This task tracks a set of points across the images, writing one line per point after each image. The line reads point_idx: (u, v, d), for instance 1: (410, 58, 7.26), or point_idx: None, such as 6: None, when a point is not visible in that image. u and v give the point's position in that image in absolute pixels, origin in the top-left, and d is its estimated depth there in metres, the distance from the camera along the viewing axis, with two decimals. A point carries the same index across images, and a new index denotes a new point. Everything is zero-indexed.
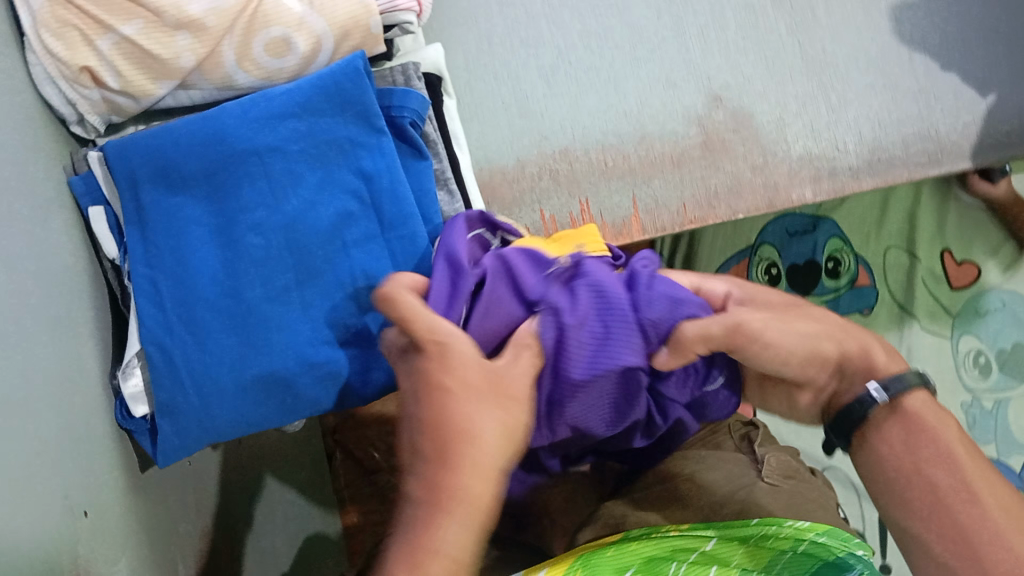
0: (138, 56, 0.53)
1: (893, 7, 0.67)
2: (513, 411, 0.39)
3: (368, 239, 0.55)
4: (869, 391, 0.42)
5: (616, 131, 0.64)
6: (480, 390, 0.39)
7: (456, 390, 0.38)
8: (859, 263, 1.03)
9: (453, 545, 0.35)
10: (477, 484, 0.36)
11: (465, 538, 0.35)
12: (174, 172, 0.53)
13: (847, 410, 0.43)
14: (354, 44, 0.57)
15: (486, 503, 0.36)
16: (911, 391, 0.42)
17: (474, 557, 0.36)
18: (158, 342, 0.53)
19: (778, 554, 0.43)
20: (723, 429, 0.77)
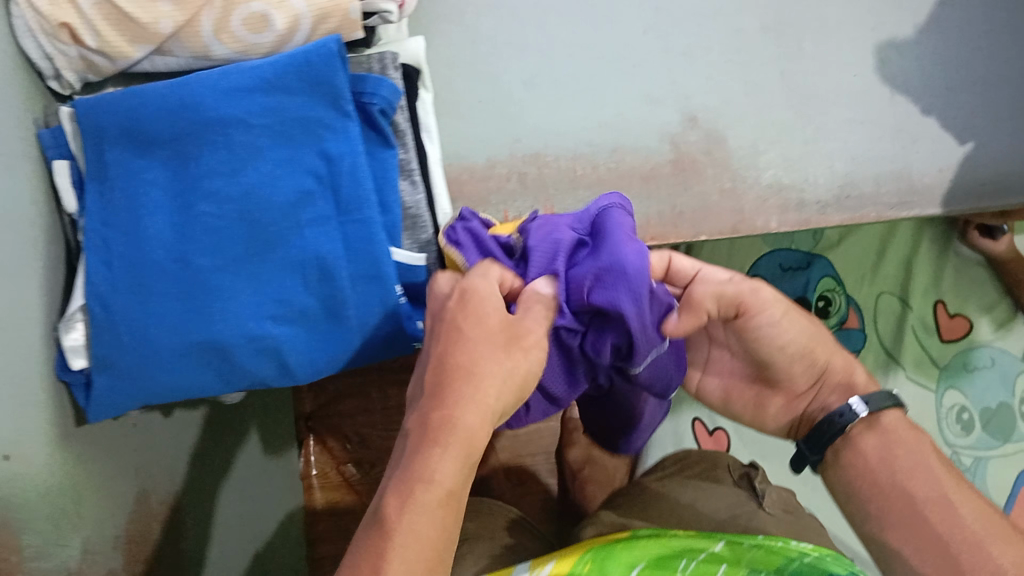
0: (117, 18, 0.54)
1: (878, 44, 0.66)
2: (520, 360, 0.43)
3: (323, 221, 0.56)
4: (851, 405, 0.53)
5: (590, 141, 0.64)
6: (490, 335, 0.43)
7: (468, 334, 0.43)
8: (849, 304, 1.05)
9: (444, 472, 0.40)
10: (472, 422, 0.41)
11: (452, 465, 0.40)
12: (140, 133, 0.54)
13: (824, 426, 0.54)
14: (332, 26, 0.57)
15: (479, 436, 0.41)
16: (888, 410, 0.53)
17: (461, 484, 0.41)
18: (103, 298, 0.54)
19: (787, 561, 0.58)
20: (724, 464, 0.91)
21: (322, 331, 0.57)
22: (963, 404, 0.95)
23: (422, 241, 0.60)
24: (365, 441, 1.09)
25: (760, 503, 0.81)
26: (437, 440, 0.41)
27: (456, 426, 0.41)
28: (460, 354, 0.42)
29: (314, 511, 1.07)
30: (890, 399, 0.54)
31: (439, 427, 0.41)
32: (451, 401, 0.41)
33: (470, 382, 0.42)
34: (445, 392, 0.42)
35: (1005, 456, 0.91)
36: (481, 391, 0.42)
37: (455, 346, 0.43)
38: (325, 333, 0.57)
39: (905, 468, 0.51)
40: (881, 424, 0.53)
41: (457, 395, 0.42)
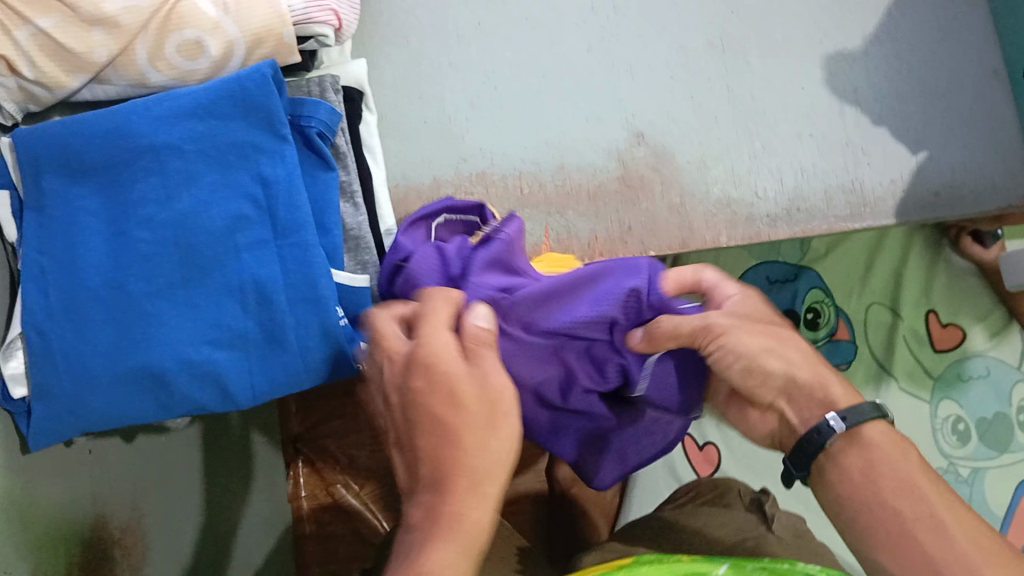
0: (53, 48, 0.54)
1: (826, 56, 0.67)
2: (506, 431, 0.42)
3: (260, 245, 0.56)
4: (829, 421, 0.46)
5: (534, 158, 0.67)
6: (473, 412, 0.41)
7: (448, 418, 0.41)
8: (839, 317, 1.04)
9: (443, 568, 0.39)
10: (474, 515, 0.40)
11: (456, 564, 0.39)
12: (76, 161, 0.55)
13: (802, 444, 0.47)
14: (266, 51, 0.57)
15: (479, 524, 0.40)
16: (868, 422, 0.46)
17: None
18: (38, 326, 0.55)
19: None
20: (733, 491, 0.88)
21: (262, 356, 0.56)
22: (959, 414, 0.93)
23: (364, 262, 0.60)
24: (354, 462, 1.07)
25: (767, 530, 0.77)
26: (441, 536, 0.39)
27: (457, 523, 0.40)
28: (439, 440, 0.41)
29: (304, 534, 1.05)
30: (874, 411, 0.46)
31: (443, 523, 0.40)
32: (454, 500, 0.40)
33: (470, 481, 0.40)
34: (447, 489, 0.40)
35: (1002, 466, 0.89)
36: (480, 483, 0.41)
37: (442, 437, 0.41)
38: (265, 358, 0.56)
39: (892, 487, 0.44)
40: (864, 442, 0.46)
41: (456, 491, 0.40)
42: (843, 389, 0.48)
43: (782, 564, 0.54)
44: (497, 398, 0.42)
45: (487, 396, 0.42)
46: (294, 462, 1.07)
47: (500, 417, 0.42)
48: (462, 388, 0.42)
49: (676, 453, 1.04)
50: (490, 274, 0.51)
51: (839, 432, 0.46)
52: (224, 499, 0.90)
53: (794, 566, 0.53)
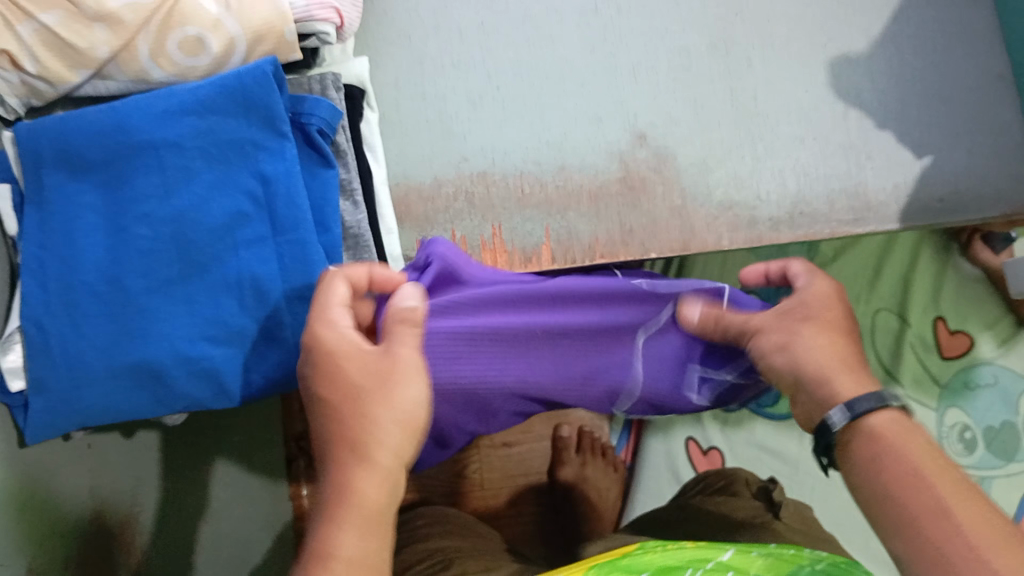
0: (55, 44, 0.54)
1: (830, 61, 0.67)
2: (411, 392, 0.43)
3: (259, 241, 0.56)
4: (829, 416, 0.42)
5: (536, 159, 0.67)
6: (364, 385, 0.43)
7: (348, 401, 0.43)
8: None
9: (350, 548, 0.38)
10: (366, 486, 0.40)
11: (357, 542, 0.39)
12: (75, 157, 0.55)
13: (820, 431, 0.43)
14: (268, 48, 0.57)
15: (377, 501, 0.40)
16: (877, 411, 0.41)
17: (373, 557, 0.38)
18: (37, 320, 0.55)
19: (798, 568, 0.50)
20: (742, 481, 0.87)
21: (260, 352, 0.56)
22: (965, 422, 0.92)
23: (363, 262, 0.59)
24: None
25: (776, 515, 0.77)
26: (338, 511, 0.39)
27: (350, 498, 0.40)
28: (339, 423, 0.42)
29: None
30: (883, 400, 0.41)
31: (337, 501, 0.40)
32: (343, 476, 0.41)
33: (361, 452, 0.41)
34: (340, 464, 0.41)
35: (1008, 475, 0.88)
36: (368, 451, 0.41)
37: (340, 418, 0.42)
38: (262, 355, 0.56)
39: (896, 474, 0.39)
40: (871, 432, 0.41)
41: (348, 464, 0.41)
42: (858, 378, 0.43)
43: (788, 550, 0.55)
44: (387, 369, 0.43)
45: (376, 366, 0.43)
46: None
47: (391, 388, 0.43)
48: (340, 357, 0.44)
49: (679, 457, 1.03)
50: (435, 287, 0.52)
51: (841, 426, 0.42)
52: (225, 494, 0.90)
53: (801, 553, 0.54)
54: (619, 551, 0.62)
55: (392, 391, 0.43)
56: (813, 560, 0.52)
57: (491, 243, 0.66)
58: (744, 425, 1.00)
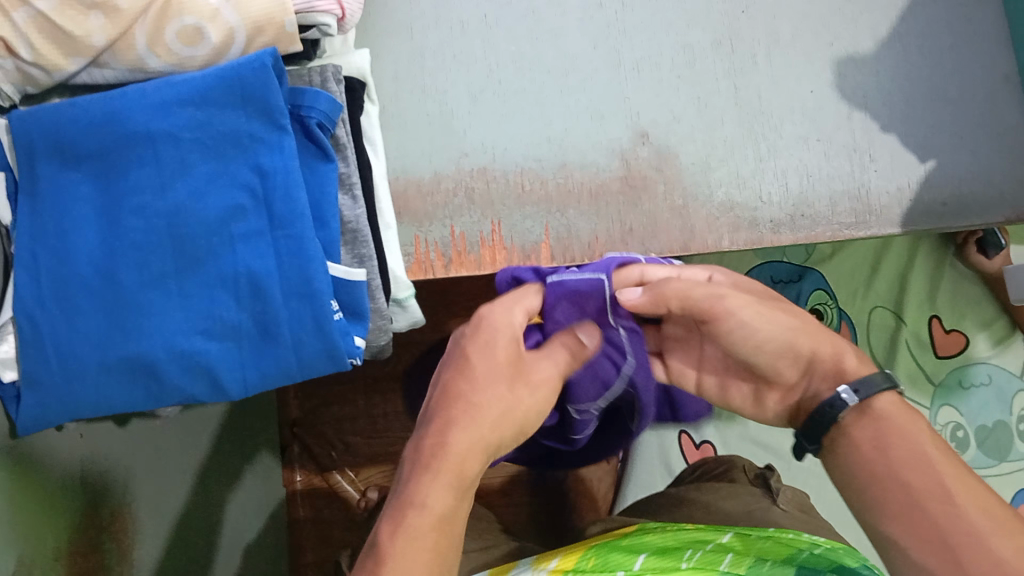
0: (51, 31, 0.53)
1: (836, 60, 0.67)
2: (525, 398, 0.48)
3: (255, 236, 0.55)
4: (840, 393, 0.44)
5: (536, 155, 0.66)
6: (498, 371, 0.48)
7: (478, 372, 0.47)
8: (841, 319, 0.99)
9: (435, 500, 0.43)
10: (470, 457, 0.45)
11: (449, 499, 0.43)
12: (70, 147, 0.55)
13: (819, 414, 0.44)
14: (268, 40, 0.57)
15: (469, 467, 0.44)
16: (881, 392, 0.44)
17: (454, 509, 0.43)
18: (29, 312, 0.54)
19: (796, 554, 0.52)
20: (738, 466, 0.86)
21: (255, 348, 0.55)
22: (958, 421, 0.92)
23: (360, 255, 0.59)
24: (350, 448, 1.06)
25: (775, 500, 0.76)
26: (430, 469, 0.44)
27: (460, 465, 0.44)
28: (467, 387, 0.47)
29: (299, 519, 1.06)
30: (887, 382, 0.44)
31: (434, 456, 0.44)
32: (450, 436, 0.45)
33: (467, 417, 0.46)
34: (450, 426, 0.45)
35: (1000, 474, 0.89)
36: (483, 432, 0.45)
37: (469, 384, 0.47)
38: (258, 351, 0.55)
39: (900, 459, 0.41)
40: (875, 412, 0.43)
41: (457, 427, 0.45)
42: (859, 359, 0.46)
43: (788, 534, 0.59)
44: (523, 371, 0.49)
45: (513, 370, 0.49)
46: (291, 447, 1.07)
47: (522, 383, 0.48)
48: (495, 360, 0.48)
49: (672, 450, 1.00)
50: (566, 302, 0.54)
51: (850, 404, 0.43)
52: (215, 480, 0.91)
53: (798, 539, 0.57)
54: (622, 530, 0.66)
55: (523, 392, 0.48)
56: (812, 544, 0.55)
57: (490, 240, 0.66)
58: (737, 419, 0.99)
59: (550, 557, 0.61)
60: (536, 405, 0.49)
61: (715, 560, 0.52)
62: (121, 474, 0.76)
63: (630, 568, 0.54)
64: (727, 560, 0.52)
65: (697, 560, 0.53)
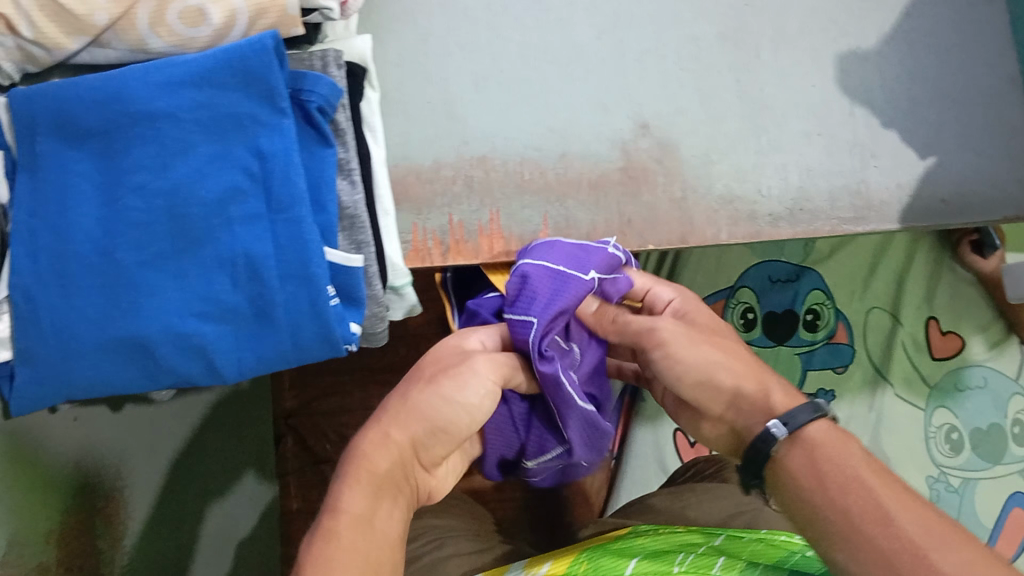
0: (54, 10, 0.53)
1: (839, 56, 0.67)
2: (452, 395, 0.46)
3: (254, 218, 0.55)
4: (770, 428, 0.43)
5: (538, 145, 0.66)
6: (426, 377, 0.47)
7: (416, 381, 0.48)
8: (838, 319, 1.00)
9: (351, 504, 0.43)
10: (378, 458, 0.45)
11: (362, 500, 0.44)
12: (71, 124, 0.55)
13: (754, 451, 0.43)
14: (270, 22, 0.56)
15: (381, 472, 0.45)
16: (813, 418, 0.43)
17: (373, 512, 0.43)
18: (25, 290, 0.54)
19: (787, 555, 0.53)
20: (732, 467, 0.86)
21: (252, 330, 0.55)
22: (953, 424, 0.92)
23: (358, 241, 0.59)
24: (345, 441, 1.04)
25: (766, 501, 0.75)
26: (349, 476, 0.45)
27: (374, 462, 0.45)
28: (397, 400, 0.47)
29: (292, 510, 1.04)
30: (815, 411, 0.43)
31: (351, 465, 0.45)
32: (361, 444, 0.46)
33: (383, 428, 0.46)
34: (365, 436, 0.47)
35: (995, 477, 0.89)
36: (388, 431, 0.46)
37: (406, 392, 0.47)
38: (255, 334, 0.55)
39: (836, 485, 0.40)
40: (807, 442, 0.42)
41: (369, 437, 0.46)
42: (785, 397, 0.45)
43: (779, 535, 0.59)
44: (450, 367, 0.47)
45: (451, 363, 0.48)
46: (286, 438, 1.05)
47: (439, 380, 0.47)
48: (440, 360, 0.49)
49: (667, 447, 1.02)
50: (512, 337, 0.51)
51: (781, 437, 0.42)
52: (206, 476, 0.91)
53: (791, 539, 0.58)
54: (611, 534, 0.65)
55: (436, 388, 0.46)
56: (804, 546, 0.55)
57: (489, 228, 0.66)
58: None
59: (542, 560, 0.60)
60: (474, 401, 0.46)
61: (708, 563, 0.53)
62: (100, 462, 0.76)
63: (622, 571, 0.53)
64: (720, 564, 0.52)
65: (688, 564, 0.53)
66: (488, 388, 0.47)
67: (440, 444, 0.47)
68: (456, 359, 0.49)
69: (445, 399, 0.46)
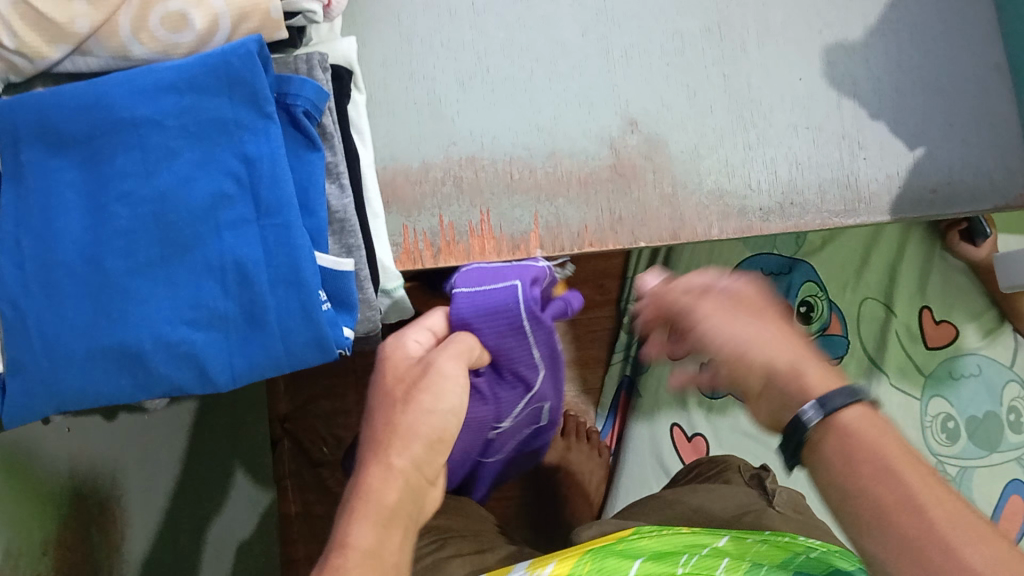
0: (35, 18, 0.53)
1: (825, 48, 0.67)
2: (429, 404, 0.48)
3: (242, 223, 0.54)
4: (804, 411, 0.41)
5: (526, 144, 0.66)
6: (397, 391, 0.49)
7: (389, 399, 0.49)
8: (832, 311, 0.99)
9: (360, 540, 0.45)
10: (386, 489, 0.47)
11: (373, 534, 0.46)
12: (54, 133, 0.54)
13: (789, 431, 0.42)
14: (254, 26, 0.56)
15: (388, 501, 0.47)
16: (850, 405, 0.41)
17: (384, 546, 0.46)
18: (13, 300, 0.54)
19: (794, 556, 0.53)
20: (733, 467, 0.86)
21: (242, 337, 0.55)
22: (948, 412, 0.92)
23: (349, 245, 0.59)
24: (341, 443, 1.03)
25: (770, 501, 0.75)
26: (357, 511, 0.47)
27: (376, 494, 0.47)
28: (382, 422, 0.49)
29: (290, 514, 1.03)
30: (853, 394, 0.41)
31: (359, 499, 0.47)
32: (365, 477, 0.47)
33: (381, 458, 0.48)
34: (365, 467, 0.48)
35: (989, 465, 0.90)
36: (387, 460, 0.47)
37: (386, 410, 0.49)
38: (246, 340, 0.55)
39: (868, 472, 0.39)
40: (841, 429, 0.41)
41: (372, 469, 0.47)
42: (820, 376, 0.43)
43: (783, 536, 0.59)
44: (419, 378, 0.49)
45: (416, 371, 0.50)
46: (281, 442, 1.04)
47: (415, 395, 0.49)
48: (397, 374, 0.51)
49: (665, 445, 1.01)
50: (495, 325, 0.57)
51: (813, 424, 0.41)
52: (201, 483, 0.91)
53: (795, 540, 0.58)
54: (615, 535, 0.65)
55: (418, 403, 0.48)
56: (807, 547, 0.55)
57: (479, 229, 0.66)
58: (728, 412, 1.01)
59: (545, 561, 0.60)
60: (454, 405, 0.49)
61: (711, 564, 0.53)
62: (90, 472, 0.75)
63: (625, 572, 0.53)
64: (723, 565, 0.52)
65: (693, 564, 0.53)
66: (456, 381, 0.50)
67: (440, 453, 0.49)
68: (418, 367, 0.51)
69: (426, 412, 0.48)
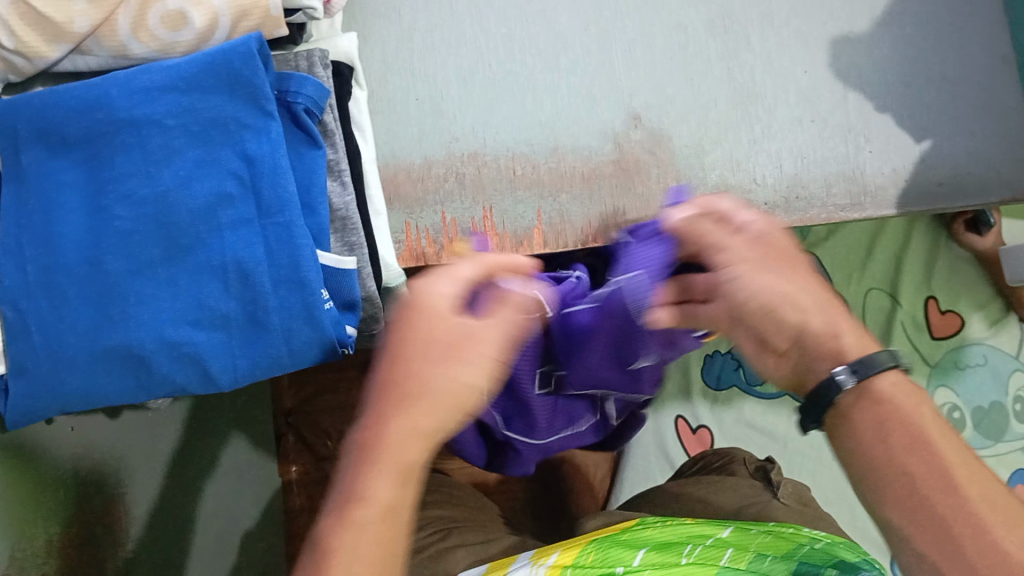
0: (33, 17, 0.52)
1: (830, 41, 0.66)
2: (485, 351, 0.41)
3: (243, 223, 0.54)
4: (835, 373, 0.40)
5: (527, 140, 0.65)
6: (441, 344, 0.41)
7: (420, 345, 0.41)
8: None
9: (383, 493, 0.38)
10: (412, 445, 0.40)
11: (391, 489, 0.39)
12: (56, 134, 0.54)
13: (816, 395, 0.41)
14: (253, 24, 0.56)
15: (417, 461, 0.40)
16: (883, 372, 0.40)
17: (405, 505, 0.39)
18: (14, 301, 0.54)
19: (798, 547, 0.53)
20: (738, 459, 0.85)
21: (245, 337, 0.54)
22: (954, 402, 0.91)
23: (350, 243, 0.58)
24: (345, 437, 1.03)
25: (775, 493, 0.75)
26: (368, 465, 0.39)
27: (407, 451, 0.39)
28: (409, 367, 0.40)
29: (294, 509, 1.02)
30: (892, 361, 0.40)
31: (370, 447, 0.39)
32: (389, 425, 0.40)
33: (409, 401, 0.40)
34: (385, 411, 0.40)
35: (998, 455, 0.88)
36: (417, 419, 0.40)
37: (411, 351, 0.41)
38: (248, 339, 0.54)
39: (904, 443, 0.39)
40: (873, 395, 0.40)
41: (396, 418, 0.40)
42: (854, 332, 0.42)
43: (786, 527, 0.59)
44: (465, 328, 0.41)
45: (456, 332, 0.41)
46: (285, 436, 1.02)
47: (463, 347, 0.41)
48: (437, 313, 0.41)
49: (668, 434, 1.00)
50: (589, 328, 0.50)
51: (847, 386, 0.40)
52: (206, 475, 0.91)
53: (799, 532, 0.57)
54: (618, 526, 0.65)
55: (471, 349, 0.41)
56: (811, 538, 0.55)
57: (481, 226, 0.65)
58: (733, 403, 1.00)
59: (547, 552, 0.60)
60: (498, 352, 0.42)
61: (714, 555, 0.52)
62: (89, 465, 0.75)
63: (628, 563, 0.53)
64: (727, 556, 0.52)
65: (695, 555, 0.52)
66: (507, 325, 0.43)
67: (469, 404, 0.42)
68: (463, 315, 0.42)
69: (486, 359, 0.41)
